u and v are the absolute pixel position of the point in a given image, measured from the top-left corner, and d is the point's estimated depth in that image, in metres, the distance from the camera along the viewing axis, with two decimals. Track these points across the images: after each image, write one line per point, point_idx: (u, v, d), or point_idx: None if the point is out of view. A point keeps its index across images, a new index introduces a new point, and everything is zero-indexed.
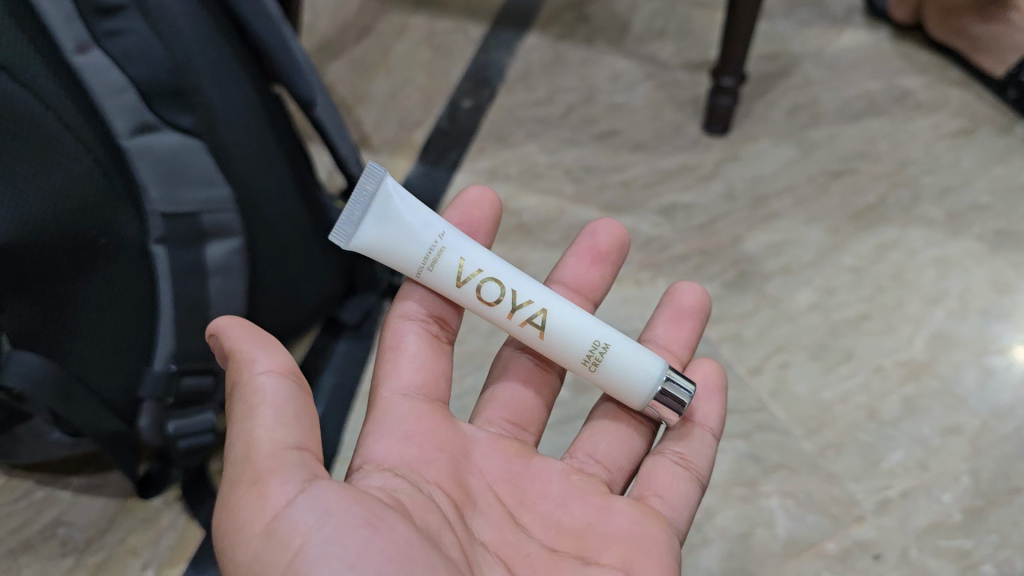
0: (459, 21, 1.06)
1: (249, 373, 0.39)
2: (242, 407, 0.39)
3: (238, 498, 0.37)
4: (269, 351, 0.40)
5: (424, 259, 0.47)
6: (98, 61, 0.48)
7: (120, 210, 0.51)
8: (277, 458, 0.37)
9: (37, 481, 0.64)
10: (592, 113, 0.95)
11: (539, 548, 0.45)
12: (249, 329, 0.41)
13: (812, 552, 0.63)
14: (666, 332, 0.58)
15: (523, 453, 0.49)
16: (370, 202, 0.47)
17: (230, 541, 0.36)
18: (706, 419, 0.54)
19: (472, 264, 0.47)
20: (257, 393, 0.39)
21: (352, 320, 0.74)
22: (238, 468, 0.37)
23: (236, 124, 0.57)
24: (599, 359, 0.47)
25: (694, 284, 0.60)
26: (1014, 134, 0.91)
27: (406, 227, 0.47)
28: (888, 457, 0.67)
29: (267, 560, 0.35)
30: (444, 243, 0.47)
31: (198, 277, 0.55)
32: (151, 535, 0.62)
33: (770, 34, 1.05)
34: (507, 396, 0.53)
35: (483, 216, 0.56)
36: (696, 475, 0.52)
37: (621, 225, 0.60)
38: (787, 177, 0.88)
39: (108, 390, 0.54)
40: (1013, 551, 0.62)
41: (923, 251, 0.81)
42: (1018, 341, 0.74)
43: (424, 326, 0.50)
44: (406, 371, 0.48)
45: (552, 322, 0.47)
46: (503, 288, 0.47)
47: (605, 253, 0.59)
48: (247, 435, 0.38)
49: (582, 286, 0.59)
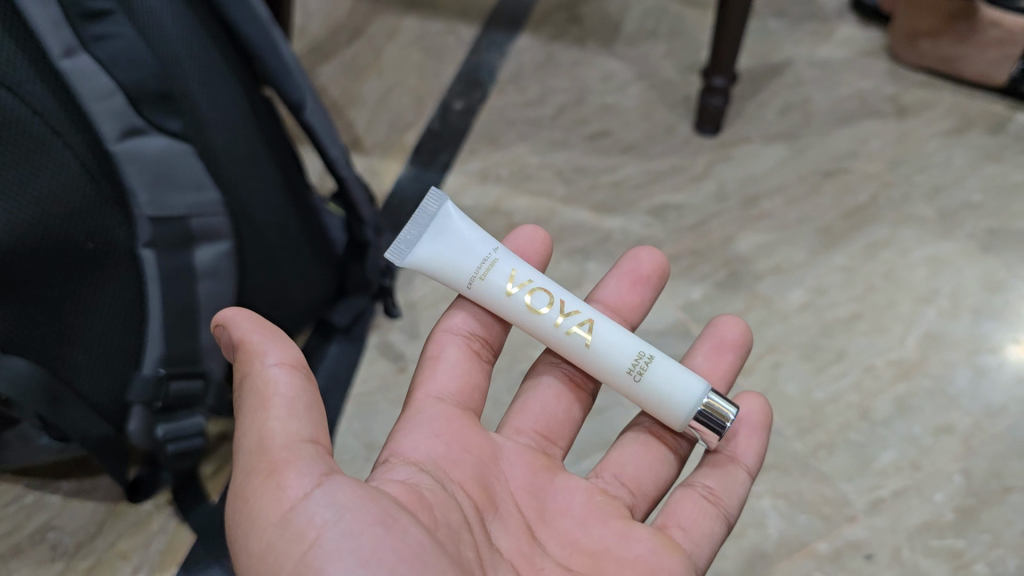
0: (452, 23, 1.06)
1: (260, 365, 0.39)
2: (252, 398, 0.38)
3: (252, 489, 0.36)
4: (278, 343, 0.40)
5: (477, 267, 0.48)
6: (86, 65, 0.47)
7: (109, 215, 0.51)
8: (293, 450, 0.37)
9: (27, 486, 0.64)
10: (584, 114, 0.95)
11: (554, 564, 0.44)
12: (256, 321, 0.41)
13: (804, 552, 0.63)
14: (706, 361, 0.57)
15: (549, 468, 0.49)
16: (429, 221, 0.49)
17: (242, 532, 0.36)
18: (743, 455, 0.53)
19: (523, 275, 0.48)
20: (270, 384, 0.38)
21: (341, 323, 0.73)
22: (250, 459, 0.37)
23: (226, 127, 0.57)
24: (643, 369, 0.47)
25: (737, 318, 0.59)
26: (1005, 133, 0.91)
27: (462, 242, 0.49)
28: (880, 457, 0.67)
29: (280, 551, 0.35)
30: (497, 256, 0.48)
31: (187, 281, 0.55)
32: (142, 540, 0.62)
33: (761, 34, 1.05)
34: (538, 405, 0.53)
35: (534, 250, 0.55)
36: (723, 513, 0.51)
37: (662, 256, 0.60)
38: (779, 177, 0.88)
39: (95, 393, 0.53)
40: (1005, 551, 0.62)
41: (914, 251, 0.81)
42: (1010, 341, 0.74)
43: (466, 341, 0.50)
44: (441, 379, 0.48)
45: (598, 331, 0.47)
46: (551, 298, 0.48)
47: (646, 278, 0.59)
48: (259, 426, 0.37)
49: (622, 306, 0.58)
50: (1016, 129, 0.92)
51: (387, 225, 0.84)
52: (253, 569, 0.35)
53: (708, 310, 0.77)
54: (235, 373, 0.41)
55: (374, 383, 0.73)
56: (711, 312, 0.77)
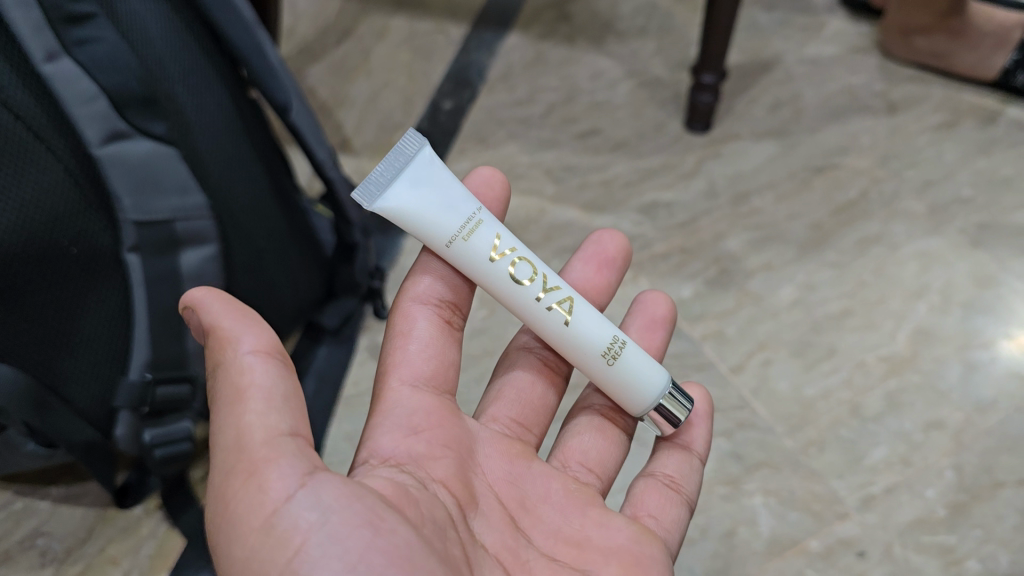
0: (440, 22, 1.06)
1: (234, 353, 0.39)
2: (229, 393, 0.38)
3: (233, 491, 0.36)
4: (254, 330, 0.40)
5: (461, 227, 0.45)
6: (68, 69, 0.47)
7: (92, 219, 0.51)
8: (273, 448, 0.37)
9: (16, 492, 0.64)
10: (574, 113, 0.95)
11: (538, 556, 0.44)
12: (230, 305, 0.40)
13: (795, 550, 0.63)
14: (639, 336, 0.58)
15: (524, 455, 0.49)
16: (406, 164, 0.45)
17: (226, 538, 0.36)
18: (693, 442, 0.54)
19: (506, 243, 0.46)
20: (246, 376, 0.38)
21: (332, 325, 0.72)
22: (229, 459, 0.37)
23: (211, 130, 0.57)
24: (617, 354, 0.47)
25: (665, 296, 0.60)
26: (996, 127, 0.91)
27: (442, 196, 0.45)
28: (871, 454, 0.67)
29: (265, 557, 0.34)
30: (481, 217, 0.46)
31: (172, 285, 0.55)
32: (132, 544, 0.62)
33: (751, 31, 1.05)
34: (512, 393, 0.53)
35: (494, 197, 0.53)
36: (686, 498, 0.52)
37: (624, 236, 0.61)
38: (769, 173, 0.88)
39: (83, 400, 0.53)
40: (996, 546, 0.62)
41: (905, 246, 0.81)
42: (1001, 335, 0.74)
43: (437, 311, 0.49)
44: (416, 359, 0.47)
45: (578, 309, 0.47)
46: (535, 270, 0.46)
47: (612, 260, 0.59)
48: (237, 422, 0.37)
49: (589, 288, 0.58)
50: (1007, 123, 0.92)
51: (375, 227, 0.84)
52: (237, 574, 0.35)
53: (698, 307, 0.77)
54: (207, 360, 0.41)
55: (364, 385, 0.73)
56: (702, 311, 0.77)
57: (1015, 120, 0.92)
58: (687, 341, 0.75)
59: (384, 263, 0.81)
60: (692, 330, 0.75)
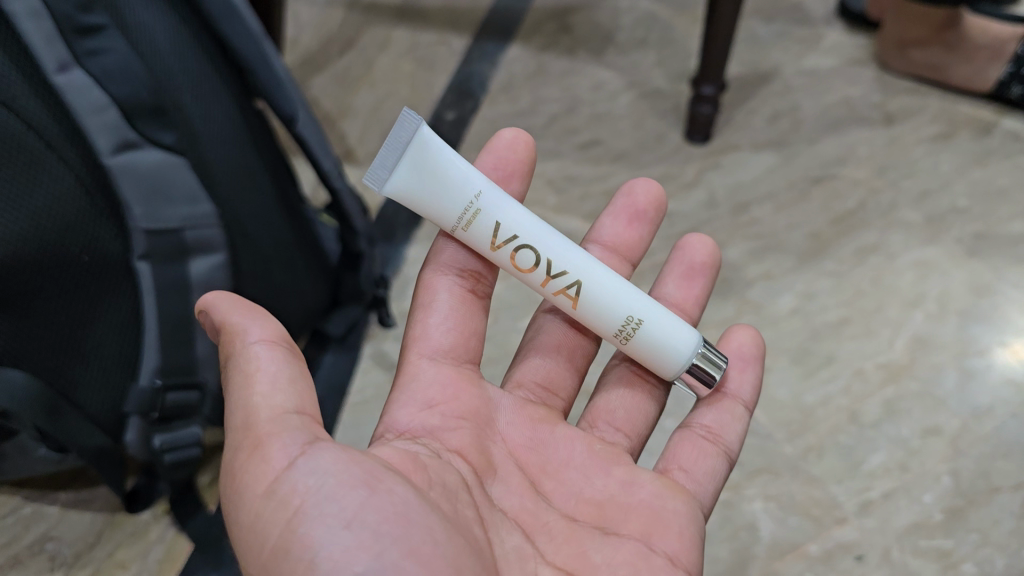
0: (443, 34, 1.07)
1: (242, 344, 0.40)
2: (237, 377, 0.39)
3: (240, 463, 0.37)
4: (261, 321, 0.41)
5: (459, 219, 0.47)
6: (79, 80, 0.49)
7: (103, 227, 0.52)
8: (277, 424, 0.37)
9: (25, 498, 0.65)
10: (575, 124, 0.96)
11: (558, 517, 0.45)
12: (238, 303, 0.42)
13: (794, 554, 0.63)
14: (677, 288, 0.59)
15: (548, 420, 0.50)
16: (404, 151, 0.45)
17: (234, 505, 0.37)
18: (739, 390, 0.55)
19: (508, 229, 0.47)
20: (253, 362, 0.39)
21: (337, 333, 0.73)
22: (238, 437, 0.38)
23: (219, 140, 0.57)
24: (631, 333, 0.48)
25: (707, 240, 0.61)
26: (992, 138, 0.93)
27: (443, 184, 0.46)
28: (869, 459, 0.68)
29: (267, 520, 0.35)
30: (480, 204, 0.46)
31: (181, 293, 0.56)
32: (140, 549, 0.63)
33: (750, 42, 1.06)
34: (538, 357, 0.54)
35: (517, 159, 0.54)
36: (724, 450, 0.52)
37: (657, 184, 0.61)
38: (768, 183, 0.89)
39: (94, 405, 0.54)
40: (993, 550, 0.63)
41: (903, 255, 0.82)
42: (997, 344, 0.75)
43: (459, 281, 0.50)
44: (435, 332, 0.48)
45: (586, 293, 0.47)
46: (539, 256, 0.47)
47: (643, 212, 0.60)
48: (245, 403, 0.38)
49: (620, 244, 0.60)
50: (1002, 134, 0.93)
51: (380, 235, 0.85)
52: (244, 540, 0.36)
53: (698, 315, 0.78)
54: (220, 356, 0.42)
55: (369, 391, 0.74)
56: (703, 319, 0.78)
57: (1011, 131, 0.93)
58: None
59: (388, 271, 0.82)
60: None
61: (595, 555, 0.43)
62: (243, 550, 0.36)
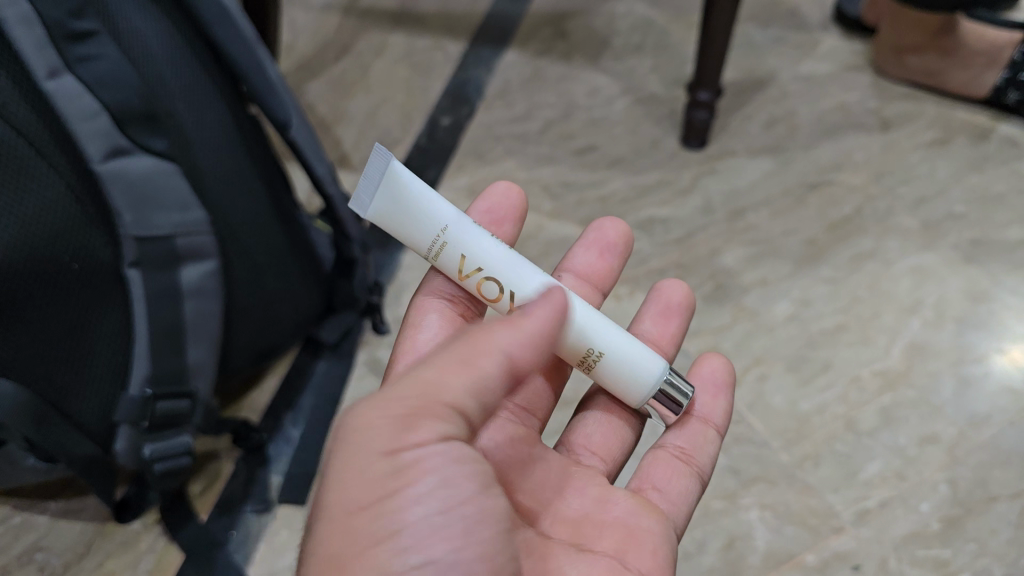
0: (439, 39, 1.07)
1: (488, 330, 0.40)
2: (455, 352, 0.40)
3: (376, 430, 0.38)
4: (534, 318, 0.41)
5: (427, 249, 0.47)
6: (70, 86, 0.48)
7: (93, 235, 0.51)
8: (434, 415, 0.38)
9: (14, 507, 0.64)
10: (571, 129, 0.96)
11: (534, 535, 0.44)
12: (548, 309, 0.42)
13: (791, 563, 0.63)
14: (653, 325, 0.59)
15: (527, 440, 0.49)
16: (376, 185, 0.45)
17: (345, 461, 0.38)
18: (710, 413, 0.54)
19: (473, 262, 0.47)
20: (485, 351, 0.39)
21: (330, 340, 0.73)
22: (400, 399, 0.38)
23: (211, 145, 0.57)
24: (593, 364, 0.48)
25: (680, 283, 0.61)
26: (989, 144, 0.92)
27: (412, 216, 0.46)
28: (866, 468, 0.68)
29: (366, 503, 0.37)
30: (447, 238, 0.46)
31: (174, 301, 0.55)
32: (130, 559, 0.62)
33: (747, 48, 1.06)
34: (516, 380, 0.53)
35: (510, 203, 0.56)
36: (696, 471, 0.52)
37: (626, 221, 0.61)
38: (765, 190, 0.89)
39: (85, 414, 0.54)
40: (990, 560, 0.63)
41: (900, 261, 0.82)
42: (994, 350, 0.75)
43: (450, 305, 0.51)
44: (424, 347, 0.50)
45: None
46: (504, 288, 0.47)
47: (614, 245, 0.60)
48: (427, 380, 0.39)
49: (592, 274, 0.59)
50: (999, 140, 0.93)
51: (374, 241, 0.84)
52: (333, 499, 0.38)
53: (694, 322, 0.77)
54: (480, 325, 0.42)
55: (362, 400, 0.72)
56: (699, 325, 0.77)
57: (1007, 137, 0.93)
58: (683, 355, 0.75)
59: (383, 278, 0.81)
60: (687, 344, 0.76)
61: (571, 569, 0.43)
62: (328, 506, 0.38)
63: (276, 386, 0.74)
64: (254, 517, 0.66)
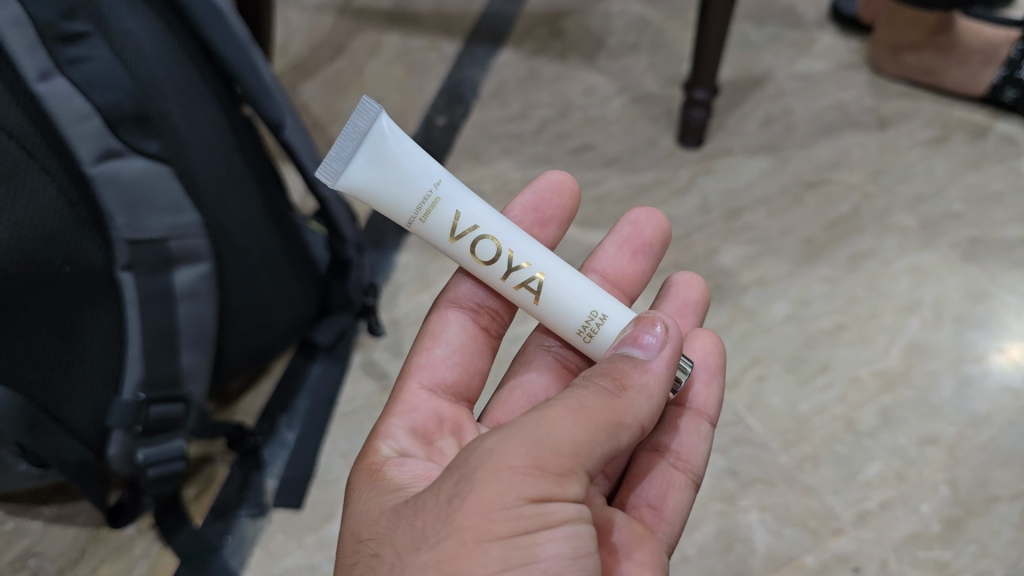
0: (433, 38, 1.06)
1: (618, 398, 0.39)
2: (596, 409, 0.38)
3: (526, 484, 0.35)
4: (652, 391, 0.41)
5: (416, 210, 0.45)
6: (62, 88, 0.47)
7: (86, 238, 0.51)
8: (570, 480, 0.37)
9: (7, 512, 0.64)
10: (567, 128, 0.95)
11: None
12: (666, 380, 0.42)
13: (791, 565, 0.63)
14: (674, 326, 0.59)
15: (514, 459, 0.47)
16: (363, 138, 0.44)
17: (478, 502, 0.35)
18: (703, 405, 0.54)
19: (468, 219, 0.45)
20: (618, 420, 0.39)
21: (325, 341, 0.72)
22: (546, 454, 0.36)
23: (205, 148, 0.56)
24: (594, 330, 0.46)
25: (698, 278, 0.61)
26: (986, 142, 0.92)
27: (402, 173, 0.45)
28: (865, 469, 0.67)
29: (497, 557, 0.35)
30: (439, 194, 0.45)
31: (165, 305, 0.54)
32: (125, 565, 0.62)
33: (743, 46, 1.05)
34: (520, 398, 0.52)
35: (557, 202, 0.56)
36: (691, 478, 0.51)
37: (663, 216, 0.60)
38: (762, 188, 0.88)
39: (76, 419, 0.53)
40: (992, 561, 0.62)
41: (898, 260, 0.81)
42: (993, 349, 0.74)
43: (473, 316, 0.52)
44: (440, 363, 0.49)
45: (546, 287, 0.46)
46: (499, 248, 0.46)
47: (648, 245, 0.59)
48: (576, 436, 0.37)
49: (620, 277, 0.59)
50: (997, 138, 0.92)
51: (370, 242, 0.84)
52: (453, 542, 0.35)
53: None
54: (599, 373, 0.41)
55: (358, 402, 0.72)
56: None
57: (1005, 135, 0.92)
58: None
59: (378, 279, 0.81)
60: None
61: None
62: (441, 548, 0.35)
63: (271, 386, 0.74)
64: (249, 521, 0.65)
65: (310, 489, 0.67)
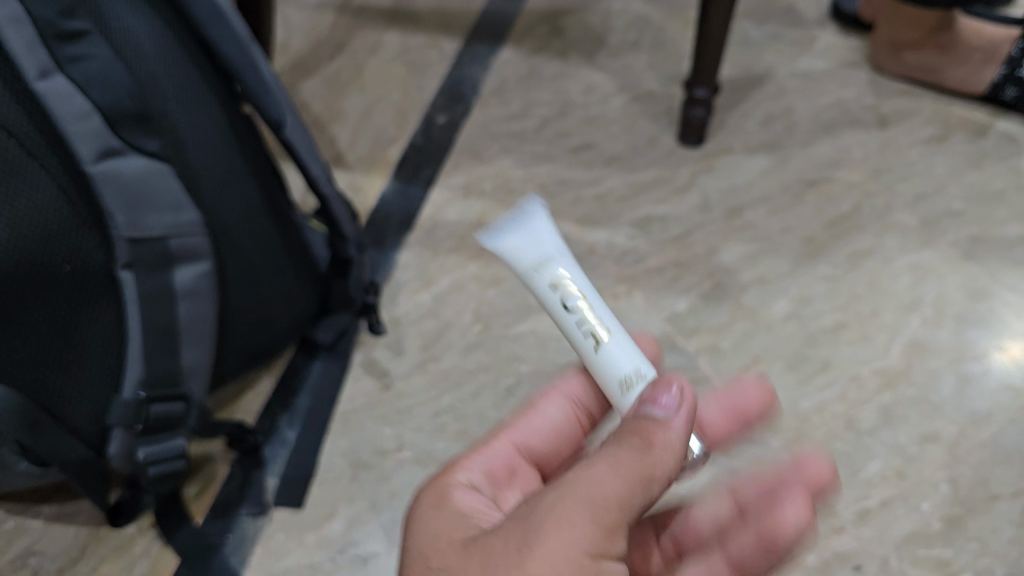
0: (434, 37, 1.06)
1: (655, 459, 0.36)
2: (634, 470, 0.36)
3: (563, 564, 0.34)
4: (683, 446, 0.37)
5: (534, 271, 0.41)
6: (62, 87, 0.47)
7: (85, 237, 0.51)
8: (612, 548, 0.35)
9: (8, 511, 0.64)
10: (567, 127, 0.95)
11: None
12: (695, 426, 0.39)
13: (792, 564, 0.63)
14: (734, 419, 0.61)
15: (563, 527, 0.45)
16: (529, 218, 0.42)
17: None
18: (780, 532, 0.55)
19: (569, 282, 0.41)
20: (654, 480, 0.36)
21: (326, 340, 0.72)
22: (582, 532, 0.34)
23: (205, 145, 0.56)
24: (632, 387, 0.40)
25: (762, 380, 0.62)
26: (987, 140, 0.92)
27: (531, 248, 0.41)
28: (866, 468, 0.67)
29: None
30: (551, 265, 0.41)
31: (166, 303, 0.54)
32: (125, 563, 0.62)
33: (743, 44, 1.05)
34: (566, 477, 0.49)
35: (750, 402, 0.61)
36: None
37: (767, 381, 0.62)
38: (762, 186, 0.88)
39: (76, 418, 0.53)
40: (992, 559, 0.62)
41: (898, 259, 0.81)
42: (993, 347, 0.74)
43: (576, 409, 0.48)
44: (538, 432, 0.48)
45: (604, 347, 0.40)
46: (581, 302, 0.40)
47: (751, 417, 0.61)
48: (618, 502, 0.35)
49: (711, 430, 0.60)
50: (997, 136, 0.92)
51: (370, 240, 0.84)
52: None
53: (692, 320, 0.77)
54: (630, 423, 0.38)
55: (359, 401, 0.72)
56: (697, 324, 0.77)
57: (1006, 133, 0.92)
58: (682, 353, 0.75)
59: (378, 278, 0.81)
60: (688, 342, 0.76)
61: None
62: None
63: (272, 384, 0.74)
64: (249, 521, 0.65)
65: (311, 488, 0.67)
